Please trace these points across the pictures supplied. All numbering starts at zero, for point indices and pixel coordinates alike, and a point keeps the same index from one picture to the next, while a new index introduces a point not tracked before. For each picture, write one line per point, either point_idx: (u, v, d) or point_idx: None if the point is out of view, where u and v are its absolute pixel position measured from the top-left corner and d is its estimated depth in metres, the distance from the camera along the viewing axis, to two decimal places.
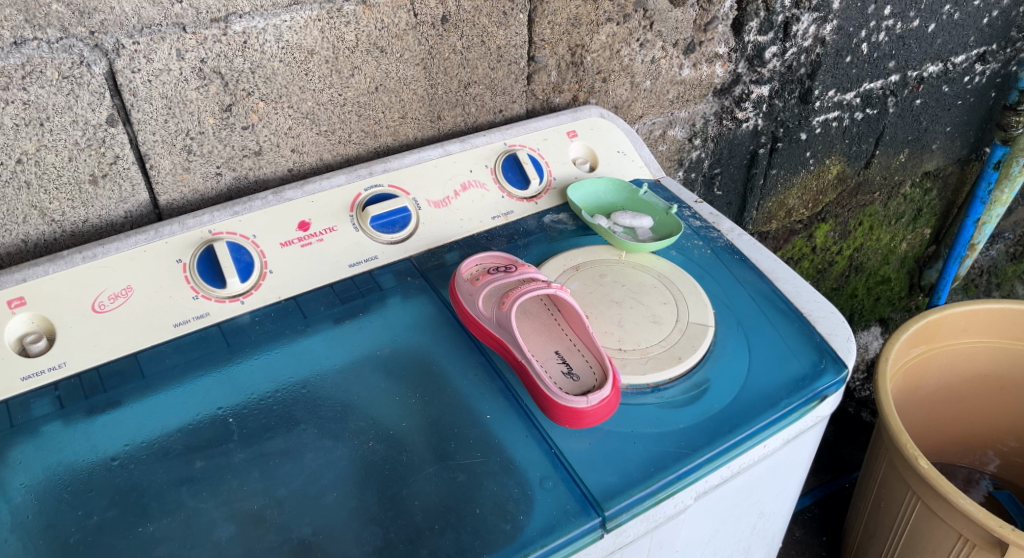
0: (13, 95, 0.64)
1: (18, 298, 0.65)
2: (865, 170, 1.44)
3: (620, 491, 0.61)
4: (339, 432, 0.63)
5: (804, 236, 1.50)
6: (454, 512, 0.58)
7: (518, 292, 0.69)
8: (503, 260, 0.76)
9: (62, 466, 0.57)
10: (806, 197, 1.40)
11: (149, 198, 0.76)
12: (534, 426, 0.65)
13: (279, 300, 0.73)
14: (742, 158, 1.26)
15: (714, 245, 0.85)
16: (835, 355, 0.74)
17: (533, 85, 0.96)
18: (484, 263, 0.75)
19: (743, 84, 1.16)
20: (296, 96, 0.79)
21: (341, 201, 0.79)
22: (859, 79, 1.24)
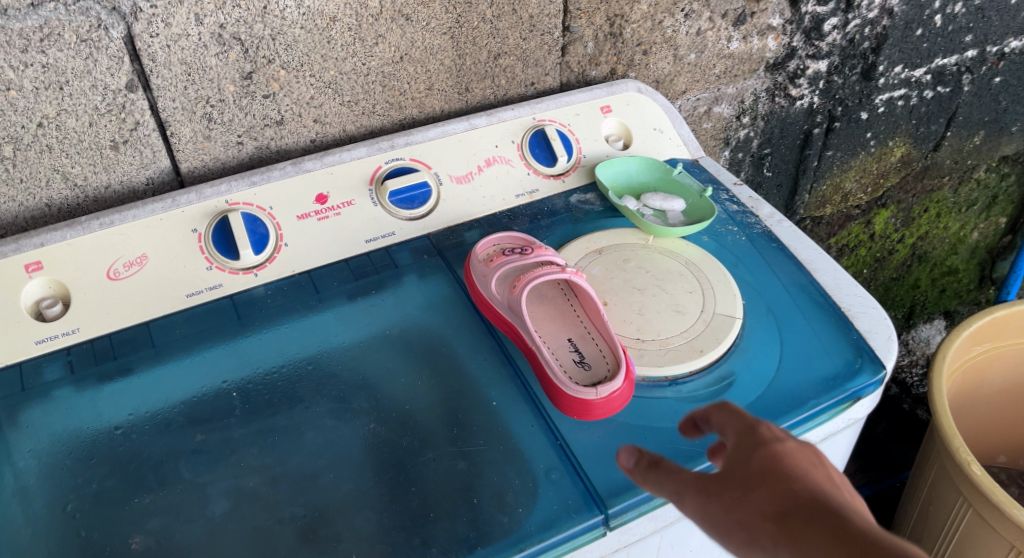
0: (32, 58, 0.64)
1: (36, 262, 0.65)
2: (934, 153, 1.34)
3: (626, 488, 0.58)
4: (341, 412, 0.62)
5: (861, 222, 1.42)
6: (451, 501, 0.56)
7: (530, 277, 0.66)
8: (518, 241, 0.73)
9: (67, 432, 0.58)
10: (865, 180, 1.31)
11: (171, 165, 0.76)
12: (542, 415, 0.62)
13: (293, 274, 0.72)
14: (795, 138, 1.19)
15: (750, 232, 0.80)
16: (873, 355, 0.69)
17: (568, 57, 0.91)
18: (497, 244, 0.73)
19: (798, 59, 1.08)
20: (319, 64, 0.77)
21: (361, 173, 0.77)
22: (930, 54, 1.14)
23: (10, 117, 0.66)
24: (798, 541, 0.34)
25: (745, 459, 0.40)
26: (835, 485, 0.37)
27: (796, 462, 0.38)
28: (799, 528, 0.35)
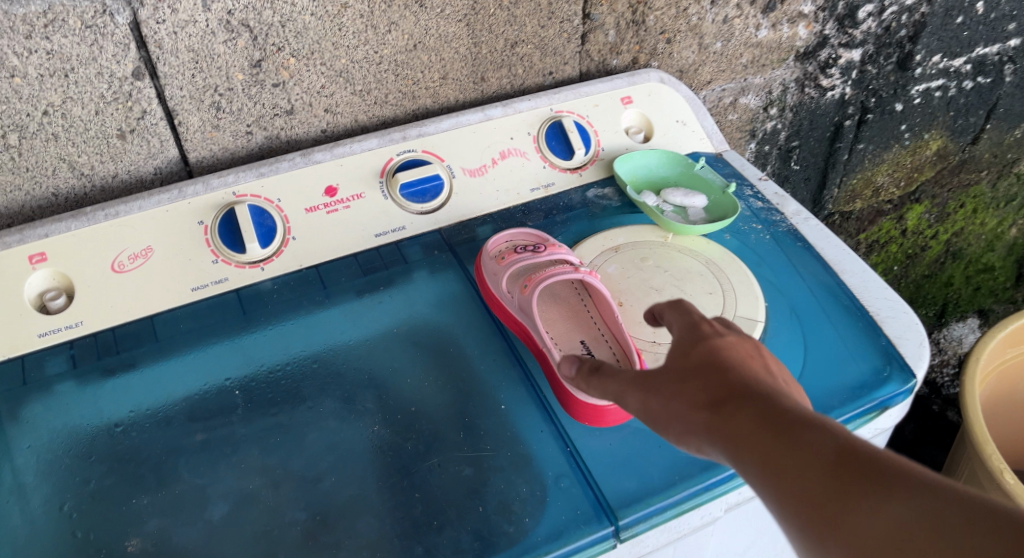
0: (36, 45, 0.63)
1: (39, 253, 0.64)
2: (972, 146, 1.28)
3: (638, 499, 0.56)
4: (346, 413, 0.60)
5: (893, 218, 1.37)
6: (455, 508, 0.54)
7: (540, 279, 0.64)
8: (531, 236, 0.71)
9: (67, 429, 0.57)
10: (898, 174, 1.26)
11: (179, 154, 0.75)
12: (552, 420, 0.60)
13: (300, 268, 0.70)
14: (825, 130, 1.14)
15: (775, 230, 0.77)
16: (903, 362, 0.65)
17: (588, 45, 0.88)
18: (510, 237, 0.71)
19: (830, 48, 1.04)
20: (330, 52, 0.75)
21: (371, 165, 0.75)
22: (970, 43, 1.09)
23: (15, 105, 0.65)
24: (732, 427, 0.38)
25: (684, 351, 0.44)
26: (766, 373, 0.42)
27: (731, 354, 0.42)
28: (728, 411, 0.39)
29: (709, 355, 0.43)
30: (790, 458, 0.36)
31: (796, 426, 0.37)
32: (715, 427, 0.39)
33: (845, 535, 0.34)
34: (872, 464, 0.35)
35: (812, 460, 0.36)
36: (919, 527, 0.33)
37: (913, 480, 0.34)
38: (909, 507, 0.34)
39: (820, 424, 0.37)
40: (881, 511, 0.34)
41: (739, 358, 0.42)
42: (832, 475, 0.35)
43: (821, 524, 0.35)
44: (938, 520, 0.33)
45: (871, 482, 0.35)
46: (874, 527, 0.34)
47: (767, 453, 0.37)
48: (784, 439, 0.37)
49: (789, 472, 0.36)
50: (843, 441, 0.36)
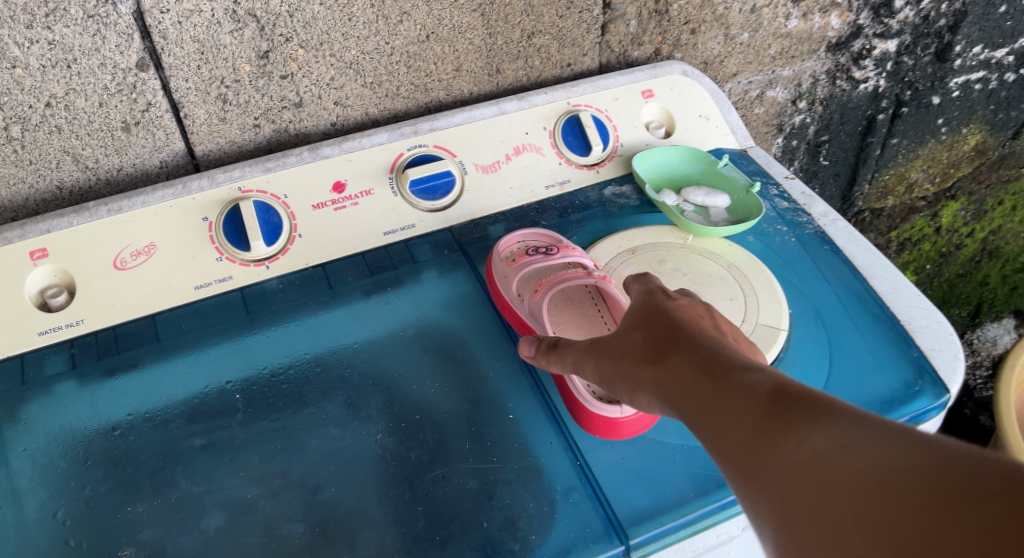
0: (38, 35, 0.61)
1: (41, 249, 0.63)
2: (1012, 141, 1.23)
3: (650, 517, 0.53)
4: (348, 420, 0.58)
5: (927, 215, 1.32)
6: (459, 523, 0.52)
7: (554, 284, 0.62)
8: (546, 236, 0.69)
9: (65, 431, 0.55)
10: (932, 169, 1.21)
11: (185, 147, 0.73)
12: (562, 432, 0.58)
13: (306, 267, 0.68)
14: (856, 125, 1.09)
15: (801, 232, 0.73)
16: (936, 376, 0.62)
17: (608, 36, 0.85)
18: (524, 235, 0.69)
19: (864, 38, 0.99)
20: (339, 43, 0.72)
21: (381, 161, 0.73)
22: (1014, 33, 1.03)
23: (17, 96, 0.63)
24: (671, 375, 0.43)
25: (643, 317, 0.49)
26: (715, 333, 0.46)
27: (682, 317, 0.47)
28: (671, 361, 0.44)
29: (662, 318, 0.48)
30: (719, 393, 0.39)
31: (729, 370, 0.40)
32: (659, 376, 0.44)
33: (766, 461, 0.36)
34: (801, 399, 0.37)
35: (740, 396, 0.38)
36: (833, 448, 0.34)
37: (830, 409, 0.36)
38: (825, 432, 0.35)
39: (752, 368, 0.40)
40: (802, 442, 0.35)
41: (690, 320, 0.47)
42: (757, 406, 0.38)
43: (745, 453, 0.37)
44: (851, 442, 0.34)
45: (793, 414, 0.36)
46: (799, 456, 0.35)
47: (699, 393, 0.40)
48: (716, 382, 0.40)
49: (717, 407, 0.39)
50: (770, 379, 0.39)
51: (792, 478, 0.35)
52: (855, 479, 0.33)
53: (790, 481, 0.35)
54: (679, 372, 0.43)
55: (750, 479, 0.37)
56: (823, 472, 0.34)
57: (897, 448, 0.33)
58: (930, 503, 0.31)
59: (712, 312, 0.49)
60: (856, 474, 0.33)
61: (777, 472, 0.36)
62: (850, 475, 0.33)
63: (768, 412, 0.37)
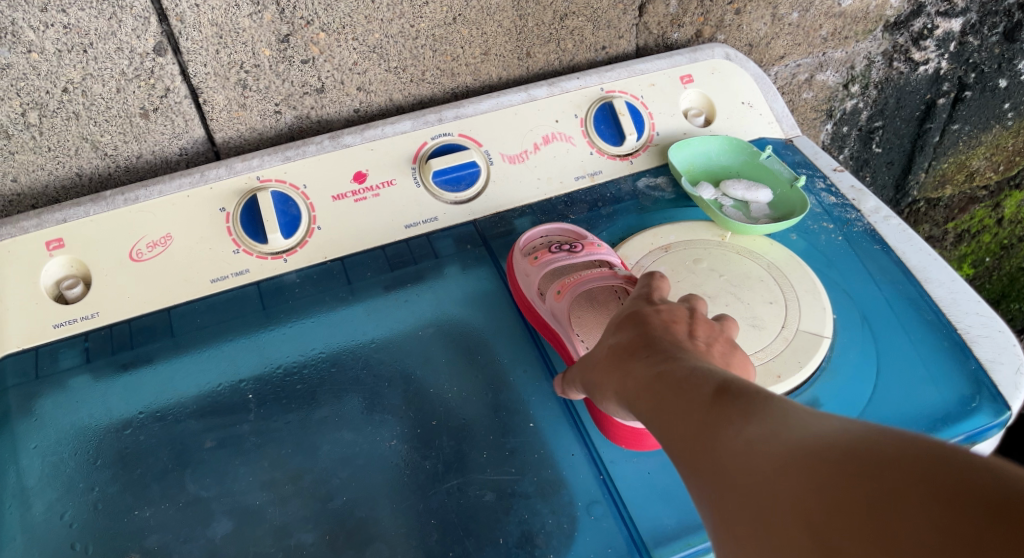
0: (53, 18, 0.59)
1: (57, 240, 0.62)
2: None
3: (676, 538, 0.50)
4: (362, 424, 0.56)
5: (988, 205, 1.24)
6: (473, 539, 0.50)
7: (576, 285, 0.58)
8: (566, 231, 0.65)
9: (76, 429, 0.55)
10: (996, 157, 1.13)
11: (205, 134, 0.71)
12: (585, 443, 0.55)
13: (324, 260, 0.66)
14: (913, 110, 1.02)
15: (849, 230, 0.68)
16: (995, 392, 0.57)
17: (646, 17, 0.80)
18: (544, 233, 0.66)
19: (926, 17, 0.91)
20: (362, 26, 0.69)
21: (403, 150, 0.70)
22: None
23: (33, 82, 0.62)
24: (632, 377, 0.44)
25: (619, 321, 0.50)
26: (685, 335, 0.46)
27: (653, 319, 0.48)
28: (631, 362, 0.45)
29: (636, 321, 0.48)
30: (670, 389, 0.41)
31: (679, 368, 0.42)
32: (620, 379, 0.45)
33: (707, 452, 0.37)
34: (743, 393, 0.38)
35: (687, 390, 0.40)
36: (766, 436, 0.35)
37: (768, 401, 0.37)
38: (759, 421, 0.36)
39: (703, 366, 0.41)
40: (738, 434, 0.36)
41: (662, 322, 0.47)
42: (701, 401, 0.39)
43: (689, 444, 0.38)
44: (783, 429, 0.35)
45: (732, 407, 0.37)
46: (736, 447, 0.36)
47: (652, 389, 0.42)
48: (667, 379, 0.42)
49: (667, 404, 0.40)
50: (717, 374, 0.40)
51: (730, 467, 0.36)
52: (783, 467, 0.34)
53: (727, 469, 0.36)
54: (639, 373, 0.44)
55: (695, 471, 0.38)
56: (757, 459, 0.35)
57: (828, 436, 0.34)
58: (849, 478, 0.31)
59: (692, 312, 0.49)
60: (784, 462, 0.34)
61: (716, 461, 0.36)
62: (778, 460, 0.34)
63: (709, 406, 0.38)
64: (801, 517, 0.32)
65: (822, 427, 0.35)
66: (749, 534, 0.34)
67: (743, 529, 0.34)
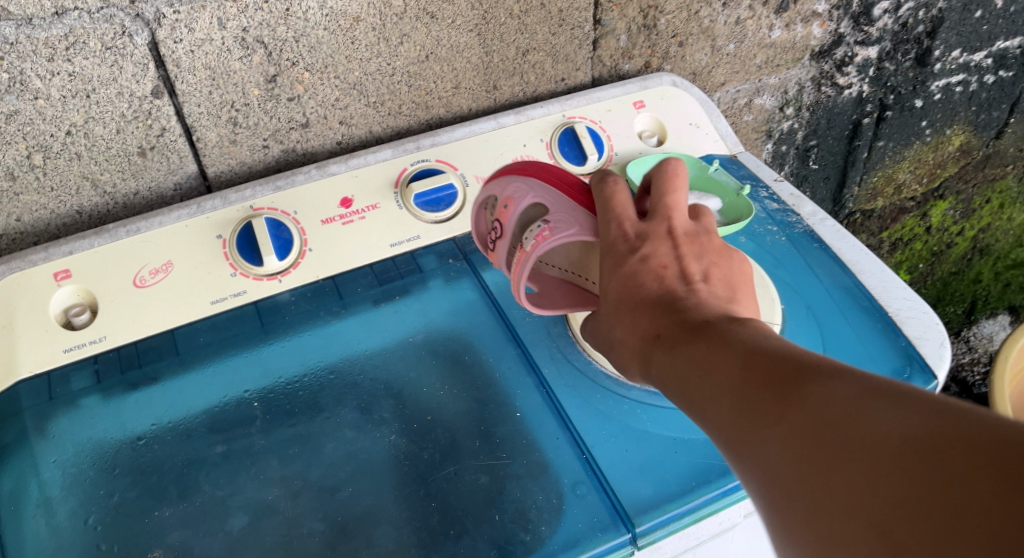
0: (58, 67, 0.64)
1: (64, 271, 0.66)
2: (996, 141, 1.27)
3: (655, 505, 0.56)
4: (362, 423, 0.60)
5: (916, 215, 1.35)
6: (472, 517, 0.55)
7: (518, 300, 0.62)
8: (501, 192, 0.66)
9: (92, 442, 0.58)
10: (920, 171, 1.25)
11: (198, 169, 0.76)
12: (567, 427, 0.60)
13: (316, 279, 0.71)
14: (843, 129, 1.13)
15: (791, 231, 0.76)
16: (924, 363, 0.64)
17: (600, 51, 0.88)
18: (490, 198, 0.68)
19: (846, 46, 1.02)
20: (343, 65, 0.76)
21: (385, 176, 0.76)
22: (991, 37, 1.07)
23: (39, 126, 0.67)
24: (674, 371, 0.47)
25: (627, 302, 0.53)
26: (701, 308, 0.49)
27: (670, 297, 0.51)
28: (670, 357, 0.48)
29: (644, 301, 0.52)
30: (715, 383, 0.43)
31: (718, 360, 0.44)
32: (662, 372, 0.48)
33: (756, 441, 0.39)
34: (783, 377, 0.40)
35: (731, 381, 0.42)
36: (810, 419, 0.37)
37: (807, 383, 0.39)
38: (801, 405, 0.38)
39: (741, 352, 0.43)
40: (783, 421, 0.38)
41: (655, 279, 0.52)
42: (746, 391, 0.41)
43: (740, 435, 0.41)
44: (823, 410, 0.37)
45: (776, 394, 0.40)
46: (784, 432, 0.38)
47: (695, 382, 0.45)
48: (709, 373, 0.44)
49: (717, 396, 0.43)
50: (753, 359, 0.42)
51: (779, 453, 0.38)
52: (829, 448, 0.36)
53: (777, 455, 0.38)
54: (678, 365, 0.47)
55: (746, 460, 0.40)
56: (804, 442, 0.37)
57: (863, 412, 0.36)
58: (894, 455, 0.34)
59: (672, 231, 0.55)
60: (829, 445, 0.36)
61: (770, 451, 0.38)
62: (823, 441, 0.36)
63: (760, 395, 0.40)
64: (851, 497, 0.34)
65: (859, 402, 0.37)
66: (799, 516, 0.36)
67: (796, 512, 0.36)
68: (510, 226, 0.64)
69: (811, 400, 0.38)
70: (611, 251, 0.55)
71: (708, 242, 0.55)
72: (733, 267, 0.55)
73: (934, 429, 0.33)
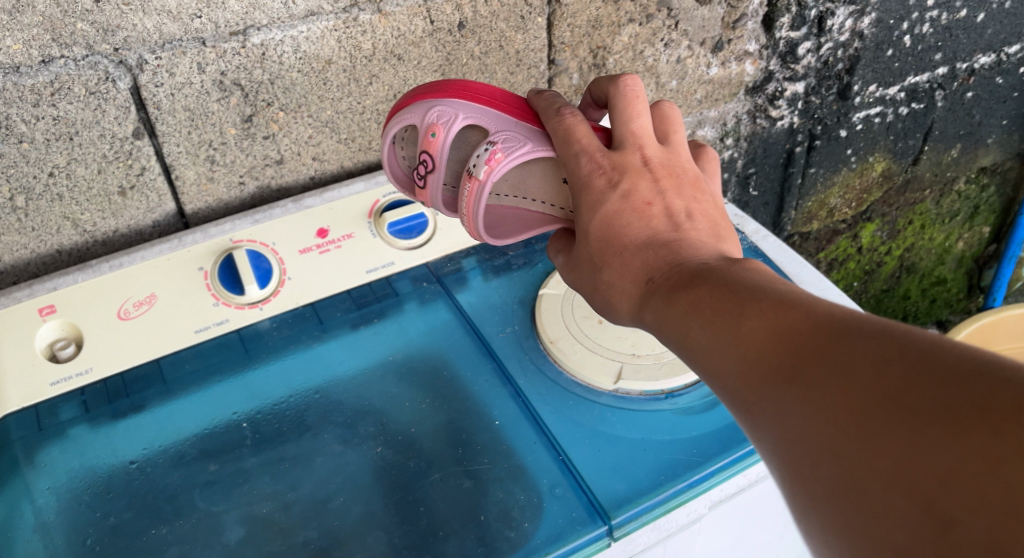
0: (43, 112, 0.67)
1: (49, 306, 0.68)
2: (913, 167, 1.38)
3: (628, 499, 0.60)
4: (349, 437, 0.63)
5: (848, 236, 1.45)
6: (460, 518, 0.58)
7: (473, 226, 0.68)
8: (426, 119, 0.68)
9: (84, 468, 0.60)
10: (848, 196, 1.35)
11: (175, 207, 0.80)
12: (543, 433, 0.64)
13: (296, 306, 0.74)
14: (778, 158, 1.22)
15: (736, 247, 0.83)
16: None
17: (554, 88, 0.95)
18: (410, 125, 0.70)
19: (776, 82, 1.11)
20: (316, 105, 0.80)
21: (359, 207, 0.80)
22: (902, 73, 1.18)
23: (23, 168, 0.69)
24: (687, 339, 0.45)
25: (614, 247, 0.54)
26: (687, 250, 0.51)
27: (657, 241, 0.52)
28: (682, 326, 0.46)
29: (631, 242, 0.53)
30: (733, 349, 0.42)
31: (735, 326, 0.42)
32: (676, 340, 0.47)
33: (780, 406, 0.38)
34: (808, 339, 0.38)
35: (753, 347, 0.41)
36: (838, 384, 0.36)
37: (833, 344, 0.37)
38: (828, 369, 0.36)
39: (759, 317, 0.41)
40: (809, 385, 0.37)
41: (641, 224, 0.53)
42: (767, 358, 0.40)
43: (762, 402, 0.39)
44: (853, 373, 0.35)
45: (801, 357, 0.38)
46: (811, 397, 0.36)
47: (712, 350, 0.43)
48: (726, 341, 0.42)
49: (735, 362, 0.41)
50: (775, 324, 0.40)
51: (805, 420, 0.36)
52: (858, 413, 0.34)
53: (803, 423, 0.36)
54: (690, 333, 0.45)
55: (769, 428, 0.39)
56: (833, 408, 0.35)
57: (896, 375, 0.34)
58: (929, 423, 0.32)
59: (646, 163, 0.56)
60: (858, 410, 0.34)
61: (795, 418, 0.37)
62: (852, 405, 0.35)
63: (786, 360, 0.39)
64: (885, 467, 0.33)
65: (889, 362, 0.34)
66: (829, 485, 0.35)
67: (825, 482, 0.35)
68: (446, 152, 0.67)
69: (839, 365, 0.36)
70: (589, 189, 0.56)
71: (683, 175, 0.57)
72: (709, 202, 0.56)
73: (970, 390, 0.31)
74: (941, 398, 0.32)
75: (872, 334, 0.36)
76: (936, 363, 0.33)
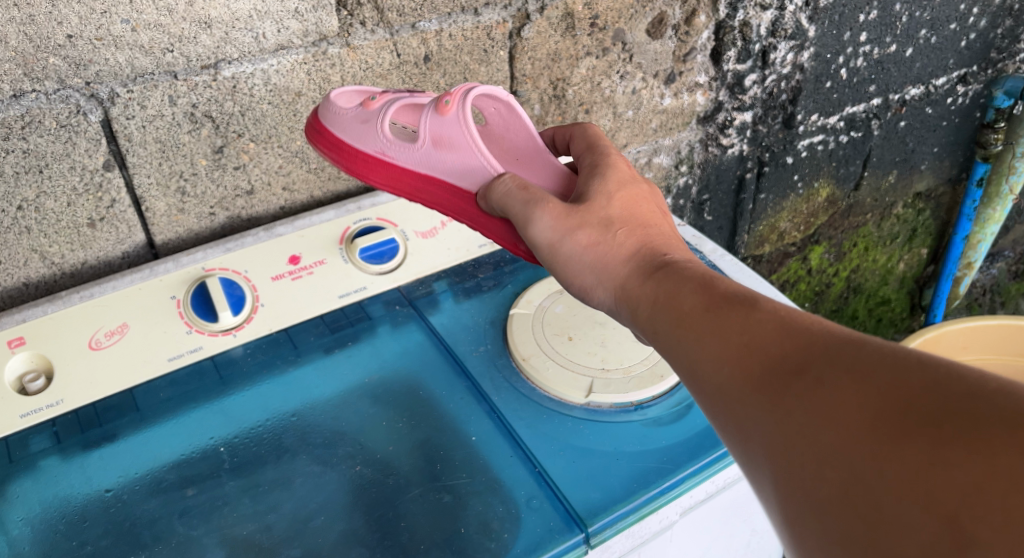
0: (13, 145, 0.68)
1: (18, 338, 0.68)
2: (855, 193, 1.46)
3: (603, 507, 0.61)
4: (328, 457, 0.64)
5: (799, 258, 1.52)
6: (441, 531, 0.59)
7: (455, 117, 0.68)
8: None
9: (58, 498, 0.59)
10: (797, 219, 1.42)
11: (145, 238, 0.80)
12: (519, 447, 0.66)
13: (270, 332, 0.75)
14: (730, 184, 1.28)
15: None
16: None
17: None
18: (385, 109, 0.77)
19: (725, 112, 1.18)
20: (286, 136, 0.82)
21: (330, 234, 0.81)
22: (841, 103, 1.26)
23: None
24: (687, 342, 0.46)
25: (636, 222, 0.57)
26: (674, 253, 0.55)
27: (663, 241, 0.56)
28: (682, 332, 0.47)
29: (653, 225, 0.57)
30: (734, 352, 0.42)
31: (740, 332, 0.43)
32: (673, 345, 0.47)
33: (780, 407, 0.38)
34: (814, 347, 0.39)
35: (756, 350, 0.41)
36: (841, 387, 0.36)
37: (839, 353, 0.38)
38: (833, 374, 0.37)
39: (766, 324, 0.42)
40: (812, 388, 0.37)
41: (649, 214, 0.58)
42: (770, 362, 0.40)
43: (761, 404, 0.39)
44: (858, 379, 0.36)
45: (806, 362, 0.39)
46: (812, 398, 0.37)
47: (711, 352, 0.44)
48: (728, 344, 0.43)
49: (735, 365, 0.42)
50: (781, 332, 0.41)
51: (806, 421, 0.37)
52: (859, 416, 0.35)
53: (804, 423, 0.37)
54: (691, 336, 0.46)
55: (766, 431, 0.39)
56: (834, 409, 0.36)
57: (900, 383, 0.34)
58: (932, 430, 0.32)
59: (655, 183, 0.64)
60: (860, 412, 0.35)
61: (797, 419, 0.37)
62: (854, 409, 0.35)
63: (790, 363, 0.39)
64: (883, 469, 0.33)
65: (895, 372, 0.35)
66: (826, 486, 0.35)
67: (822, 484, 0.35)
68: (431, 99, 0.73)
69: (849, 371, 0.36)
70: (617, 169, 0.61)
71: None
72: None
73: (975, 403, 0.32)
74: (949, 409, 0.32)
75: (884, 347, 0.37)
76: (957, 381, 0.33)
